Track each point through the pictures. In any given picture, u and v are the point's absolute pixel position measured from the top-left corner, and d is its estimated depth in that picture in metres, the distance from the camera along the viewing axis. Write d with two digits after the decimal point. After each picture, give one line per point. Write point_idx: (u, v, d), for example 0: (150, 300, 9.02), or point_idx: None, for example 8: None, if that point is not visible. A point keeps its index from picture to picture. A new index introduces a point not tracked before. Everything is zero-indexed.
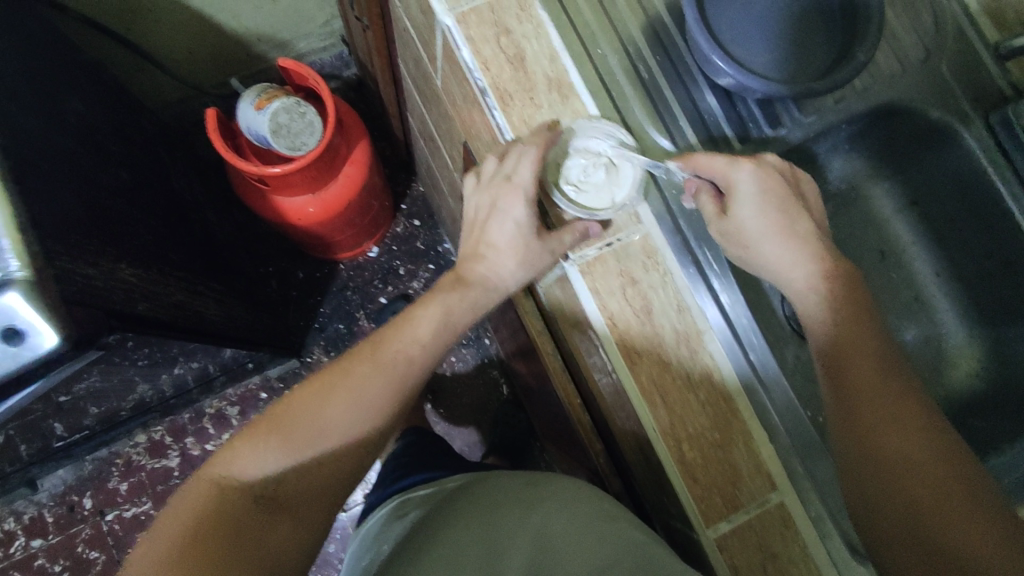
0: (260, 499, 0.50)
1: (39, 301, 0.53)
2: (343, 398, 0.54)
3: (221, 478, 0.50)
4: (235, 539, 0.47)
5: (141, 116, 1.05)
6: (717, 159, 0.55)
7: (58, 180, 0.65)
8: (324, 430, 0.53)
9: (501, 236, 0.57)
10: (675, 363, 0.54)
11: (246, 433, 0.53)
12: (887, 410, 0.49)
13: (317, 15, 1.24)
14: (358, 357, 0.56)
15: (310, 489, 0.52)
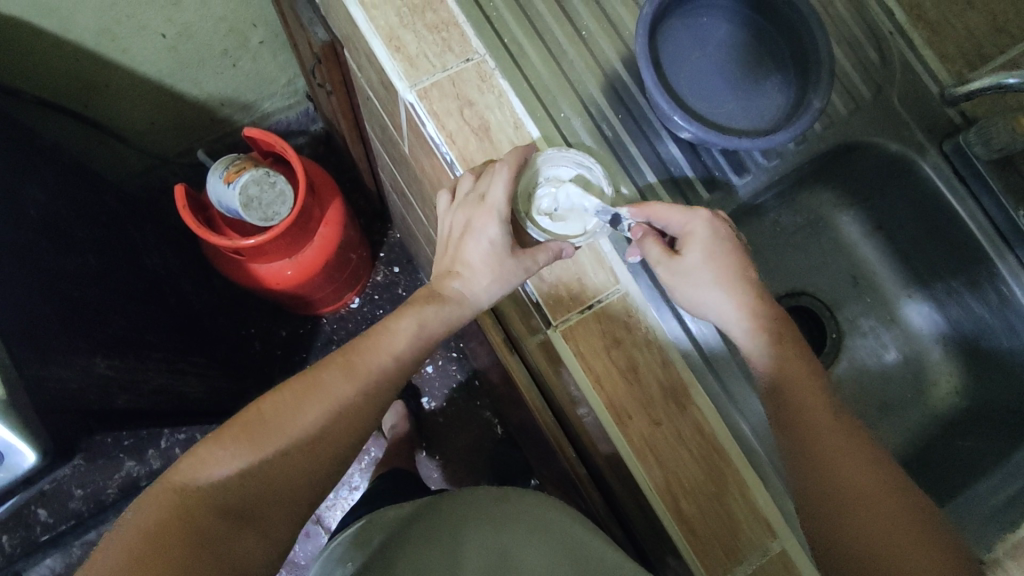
0: (222, 507, 0.49)
1: (14, 418, 0.51)
2: (314, 407, 0.54)
3: (183, 487, 0.49)
4: (198, 548, 0.46)
5: (107, 194, 1.04)
6: (673, 210, 0.56)
7: (25, 281, 0.64)
8: (295, 437, 0.53)
9: (474, 254, 0.56)
10: (666, 420, 0.54)
11: (214, 438, 0.52)
12: (834, 450, 0.51)
13: (280, 75, 1.25)
14: (331, 366, 0.56)
15: (274, 498, 0.52)
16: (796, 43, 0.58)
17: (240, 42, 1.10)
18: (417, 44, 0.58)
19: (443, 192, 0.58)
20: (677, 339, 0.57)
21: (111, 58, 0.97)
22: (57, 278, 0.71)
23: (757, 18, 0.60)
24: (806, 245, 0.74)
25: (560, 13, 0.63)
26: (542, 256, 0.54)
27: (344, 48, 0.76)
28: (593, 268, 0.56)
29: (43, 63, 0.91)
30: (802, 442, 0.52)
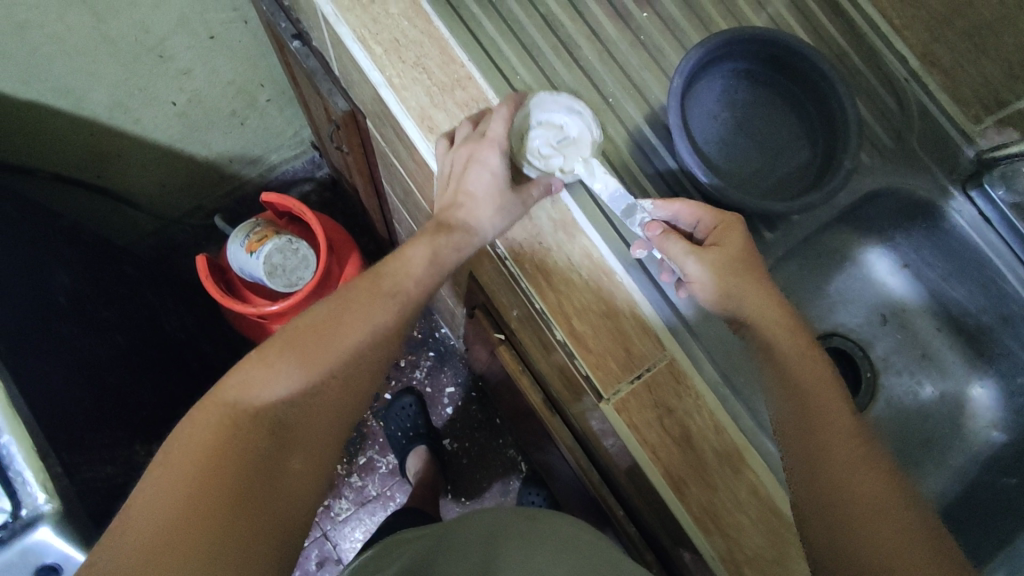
0: (272, 424, 0.50)
1: (70, 529, 0.51)
2: (351, 332, 0.54)
3: (232, 405, 0.49)
4: (256, 473, 0.47)
5: (123, 263, 1.04)
6: (698, 208, 0.58)
7: (61, 377, 0.64)
8: (335, 354, 0.53)
9: (472, 181, 0.55)
10: (722, 486, 0.54)
11: (257, 359, 0.52)
12: (851, 450, 0.51)
13: (287, 128, 1.25)
14: (363, 287, 0.56)
15: (316, 420, 0.53)
16: (822, 102, 0.59)
17: (248, 101, 1.10)
18: (450, 123, 0.59)
19: (439, 140, 0.57)
20: (694, 357, 0.58)
21: (122, 129, 0.97)
22: (86, 364, 0.71)
23: (783, 78, 0.61)
24: (840, 283, 0.73)
25: (585, 79, 0.64)
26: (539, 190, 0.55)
27: (365, 115, 0.77)
28: (639, 336, 0.56)
29: (56, 140, 0.91)
30: (813, 442, 0.52)
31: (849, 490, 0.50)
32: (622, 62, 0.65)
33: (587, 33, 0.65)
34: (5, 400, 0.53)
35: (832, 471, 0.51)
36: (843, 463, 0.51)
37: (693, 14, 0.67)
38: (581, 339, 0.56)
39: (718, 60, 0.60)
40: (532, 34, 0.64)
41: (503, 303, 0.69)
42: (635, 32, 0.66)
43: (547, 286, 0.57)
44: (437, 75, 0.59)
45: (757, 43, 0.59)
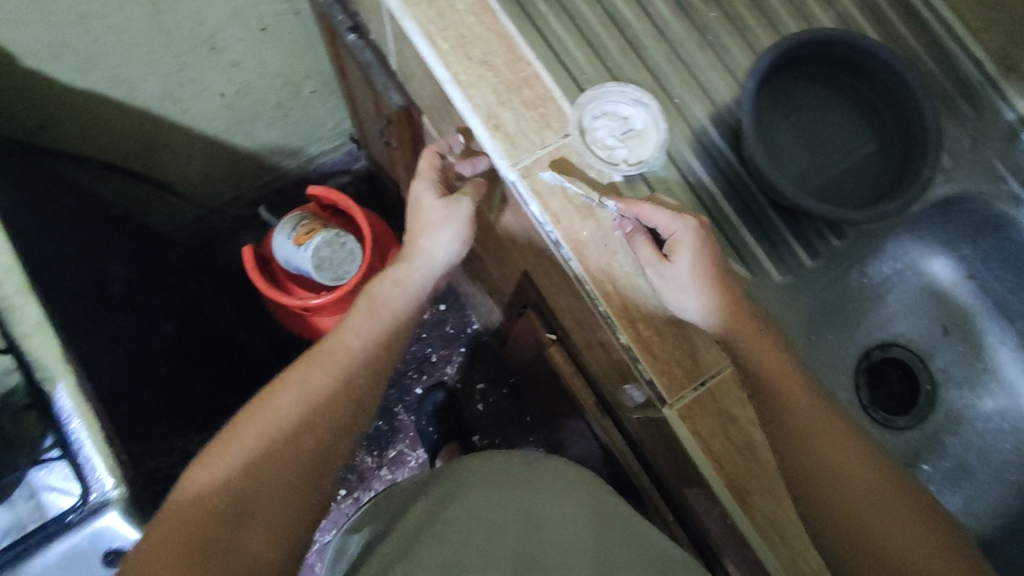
0: (225, 511, 0.49)
1: (137, 516, 0.52)
2: (292, 400, 0.56)
3: (181, 503, 0.49)
4: (205, 551, 0.46)
5: (169, 252, 1.05)
6: (661, 211, 0.55)
7: (121, 365, 0.64)
8: (281, 424, 0.54)
9: (419, 206, 0.65)
10: (788, 498, 0.54)
11: (199, 457, 0.53)
12: (815, 422, 0.53)
13: (328, 120, 1.25)
14: (294, 367, 0.59)
15: (271, 494, 0.52)
16: (898, 108, 0.58)
17: (292, 94, 1.10)
18: (516, 122, 0.58)
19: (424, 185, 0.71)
20: None
21: (171, 119, 0.98)
22: (140, 353, 0.71)
23: (856, 81, 0.61)
24: (901, 293, 0.72)
25: (651, 80, 0.63)
26: (465, 205, 0.63)
27: (420, 111, 0.76)
28: (705, 343, 0.56)
29: (107, 129, 0.92)
30: (776, 419, 0.53)
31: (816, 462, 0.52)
32: (689, 63, 0.64)
33: (654, 34, 0.64)
34: (74, 385, 0.54)
35: (799, 447, 0.52)
36: (808, 437, 0.52)
37: (762, 15, 0.66)
38: (646, 345, 0.55)
39: (791, 62, 0.60)
40: (599, 33, 0.63)
41: (558, 305, 0.68)
42: (703, 33, 0.65)
43: (613, 290, 0.56)
44: (504, 74, 0.59)
45: (833, 46, 0.58)
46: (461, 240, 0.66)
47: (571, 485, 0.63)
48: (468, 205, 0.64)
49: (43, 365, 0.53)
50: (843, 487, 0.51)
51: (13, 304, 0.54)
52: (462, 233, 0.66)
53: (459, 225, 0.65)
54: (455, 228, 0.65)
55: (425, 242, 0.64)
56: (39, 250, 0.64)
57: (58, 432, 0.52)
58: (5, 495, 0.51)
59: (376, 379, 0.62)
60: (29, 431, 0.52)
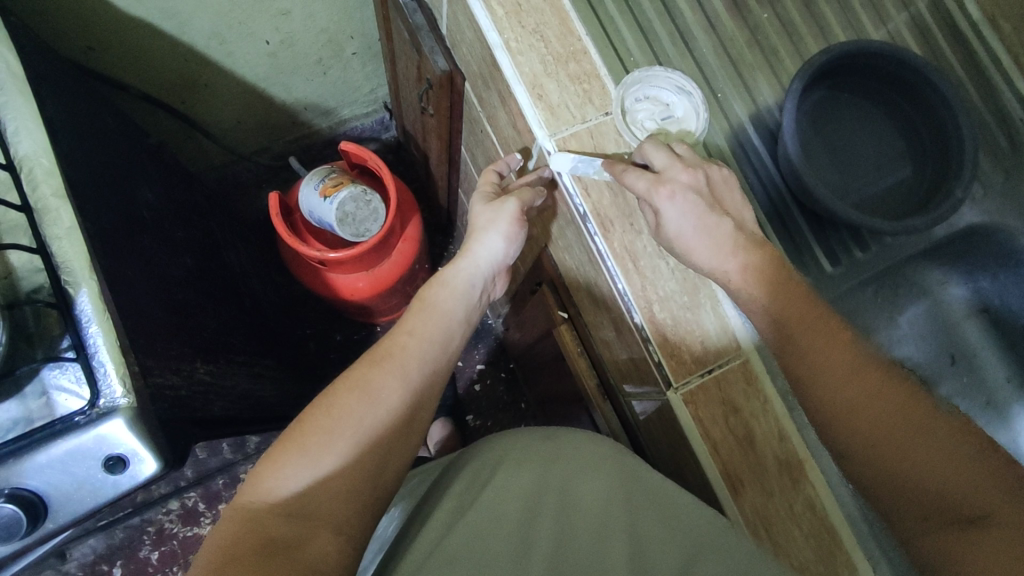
0: (289, 514, 0.48)
1: (142, 427, 0.53)
2: (350, 400, 0.53)
3: (248, 505, 0.48)
4: (271, 555, 0.45)
5: (195, 191, 1.05)
6: (639, 179, 0.52)
7: (141, 285, 0.65)
8: (340, 424, 0.52)
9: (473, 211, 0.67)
10: (778, 494, 0.54)
11: (264, 457, 0.51)
12: (838, 366, 0.50)
13: (364, 84, 1.26)
14: (356, 366, 0.56)
15: (336, 494, 0.50)
16: (938, 127, 0.59)
17: (335, 52, 1.11)
18: (560, 93, 0.58)
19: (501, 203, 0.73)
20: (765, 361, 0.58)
21: (216, 61, 0.98)
22: (161, 279, 0.72)
23: (895, 96, 0.61)
24: (914, 315, 0.71)
25: (696, 73, 0.64)
26: (510, 204, 0.63)
27: (463, 78, 0.77)
28: (717, 333, 0.56)
29: (153, 62, 0.93)
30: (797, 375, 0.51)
31: (838, 408, 0.49)
32: (736, 60, 0.65)
33: (705, 28, 0.65)
34: (96, 293, 0.54)
35: (820, 396, 0.50)
36: (826, 385, 0.50)
37: (814, 23, 0.67)
38: (660, 327, 0.56)
39: (836, 69, 0.60)
40: (652, 20, 0.64)
41: (575, 282, 0.69)
42: (753, 33, 0.66)
43: (633, 269, 0.56)
44: (554, 46, 0.59)
45: (880, 58, 0.58)
46: (510, 242, 0.66)
47: (597, 458, 0.58)
48: (513, 204, 0.63)
49: (69, 269, 0.54)
50: (872, 430, 0.48)
51: (49, 206, 0.55)
52: (511, 234, 0.65)
53: (506, 226, 0.64)
54: (499, 229, 0.64)
55: (474, 244, 0.65)
56: (79, 164, 0.64)
57: (75, 334, 0.53)
58: (18, 387, 0.53)
59: (436, 374, 0.59)
60: (48, 330, 0.54)
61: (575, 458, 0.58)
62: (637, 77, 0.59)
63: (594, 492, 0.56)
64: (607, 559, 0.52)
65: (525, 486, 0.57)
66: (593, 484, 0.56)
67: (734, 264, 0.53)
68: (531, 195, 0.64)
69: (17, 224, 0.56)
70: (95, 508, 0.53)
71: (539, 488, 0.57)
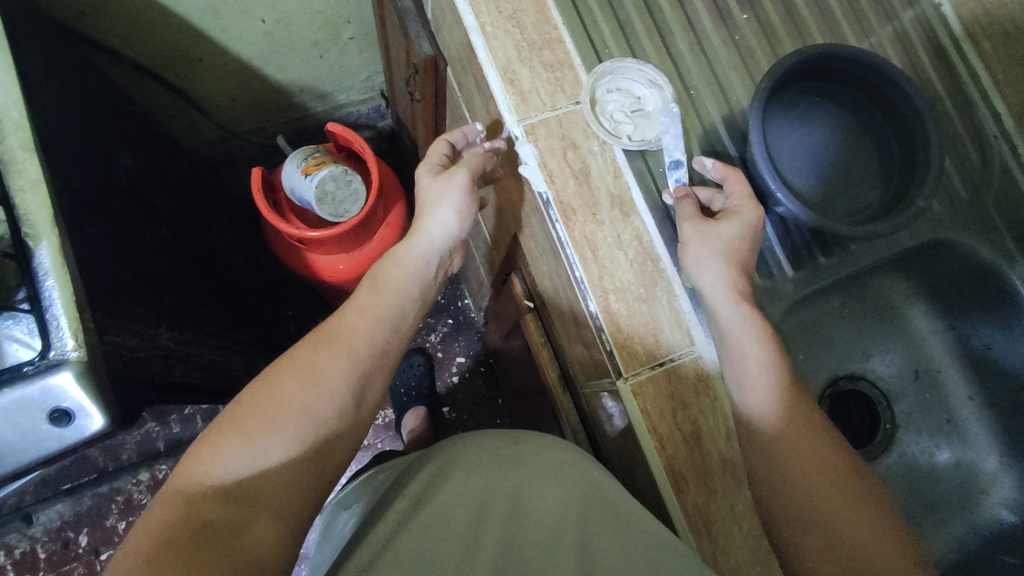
0: (229, 498, 0.47)
1: (90, 381, 0.53)
2: (293, 382, 0.52)
3: (186, 487, 0.47)
4: (205, 540, 0.44)
5: (181, 163, 1.06)
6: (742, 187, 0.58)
7: (107, 247, 0.65)
8: (281, 407, 0.51)
9: (419, 182, 0.65)
10: (721, 493, 0.54)
11: (203, 440, 0.50)
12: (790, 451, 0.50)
13: (361, 70, 1.26)
14: (302, 350, 0.55)
15: (280, 476, 0.50)
16: (906, 136, 0.59)
17: (331, 35, 1.11)
18: (531, 80, 0.58)
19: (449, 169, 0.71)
20: None
21: (211, 36, 0.99)
22: (131, 244, 0.72)
23: (868, 104, 0.61)
24: (879, 329, 0.71)
25: (672, 69, 0.64)
26: (461, 175, 0.63)
27: (446, 63, 0.77)
28: (671, 327, 0.57)
29: (147, 31, 0.93)
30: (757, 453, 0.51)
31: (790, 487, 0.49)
32: (713, 59, 0.65)
33: (684, 26, 0.65)
34: (57, 248, 0.55)
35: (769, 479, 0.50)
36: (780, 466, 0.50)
37: (793, 28, 0.67)
38: (614, 317, 0.56)
39: (808, 71, 0.60)
40: (631, 14, 0.64)
41: (538, 270, 0.69)
42: (732, 33, 0.66)
43: (592, 259, 0.56)
44: (530, 33, 0.60)
45: (852, 65, 0.58)
46: (463, 217, 0.65)
47: (558, 464, 0.58)
48: (464, 175, 0.63)
49: (31, 222, 0.54)
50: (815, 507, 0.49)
51: (15, 157, 0.55)
52: (463, 208, 0.64)
53: (456, 198, 0.64)
54: (449, 202, 0.63)
55: (425, 221, 0.64)
56: (54, 122, 0.65)
57: (32, 286, 0.53)
58: None
59: (386, 356, 0.59)
60: (4, 280, 0.54)
61: (541, 462, 0.59)
62: (611, 66, 0.60)
63: (555, 494, 0.56)
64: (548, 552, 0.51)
65: (486, 483, 0.57)
66: (550, 490, 0.56)
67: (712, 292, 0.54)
68: (479, 162, 0.64)
69: None
70: (38, 460, 0.53)
71: (498, 489, 0.57)
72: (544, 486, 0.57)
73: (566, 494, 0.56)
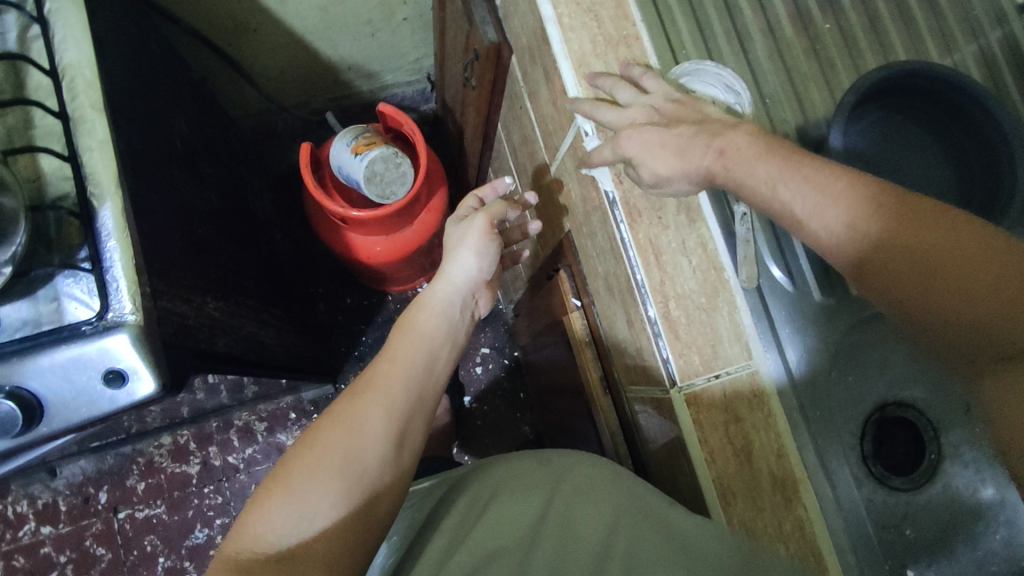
0: (279, 560, 0.46)
1: (145, 346, 0.53)
2: (333, 433, 0.51)
3: (238, 553, 0.47)
4: None
5: (229, 132, 1.06)
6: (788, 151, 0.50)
7: (163, 212, 0.65)
8: (322, 462, 0.49)
9: (447, 233, 0.68)
10: (769, 511, 0.54)
11: (251, 504, 0.49)
12: (921, 229, 0.45)
13: (411, 52, 1.25)
14: (339, 403, 0.53)
15: (331, 532, 0.48)
16: (989, 162, 0.57)
17: (386, 15, 1.10)
18: (606, 75, 0.57)
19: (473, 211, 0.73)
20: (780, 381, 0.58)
21: (269, 7, 0.98)
22: (184, 210, 0.72)
23: (952, 127, 0.59)
24: None
25: (748, 74, 0.62)
26: (479, 220, 0.65)
27: (510, 52, 0.76)
28: (730, 338, 0.55)
29: None
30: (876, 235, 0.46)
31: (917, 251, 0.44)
32: (790, 68, 0.63)
33: (763, 33, 0.64)
34: (119, 209, 0.55)
35: (902, 241, 0.45)
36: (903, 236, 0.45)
37: (875, 42, 0.65)
38: (673, 324, 0.55)
39: (891, 90, 0.58)
40: (710, 16, 0.63)
41: (592, 269, 0.68)
42: (811, 43, 0.64)
43: (655, 262, 0.56)
44: (607, 27, 0.58)
45: (940, 85, 0.57)
46: (483, 257, 0.65)
47: (597, 479, 0.57)
48: (481, 220, 0.65)
49: (96, 182, 0.54)
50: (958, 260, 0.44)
51: (85, 116, 0.56)
52: (482, 250, 0.65)
53: (475, 242, 0.65)
54: (471, 246, 0.65)
55: (447, 265, 0.65)
56: (120, 82, 0.65)
57: (93, 246, 0.53)
58: (31, 289, 0.53)
59: (423, 400, 0.56)
60: (67, 239, 0.54)
61: (574, 480, 0.57)
62: (689, 67, 0.57)
63: (599, 510, 0.55)
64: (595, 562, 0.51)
65: (525, 512, 0.57)
66: (593, 505, 0.55)
67: (829, 207, 0.46)
68: (500, 210, 0.67)
69: (53, 130, 0.56)
70: (88, 421, 0.53)
71: (538, 516, 0.56)
72: (589, 501, 0.55)
73: (608, 509, 0.54)
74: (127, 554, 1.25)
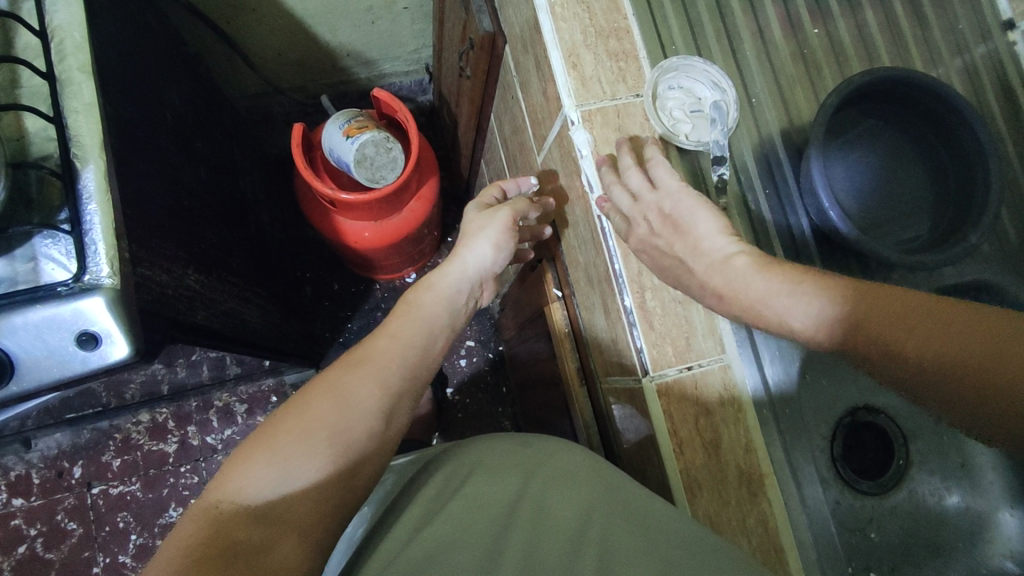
0: (259, 516, 0.45)
1: (121, 310, 0.53)
2: (326, 403, 0.50)
3: (217, 503, 0.46)
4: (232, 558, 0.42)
5: (222, 111, 1.06)
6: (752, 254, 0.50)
7: (148, 181, 0.65)
8: (312, 427, 0.49)
9: (467, 217, 0.69)
10: (734, 505, 0.54)
11: (233, 457, 0.48)
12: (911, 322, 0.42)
13: (410, 42, 1.25)
14: (333, 373, 0.53)
15: (308, 497, 0.48)
16: (965, 170, 0.58)
17: (386, 3, 1.10)
18: (595, 66, 0.58)
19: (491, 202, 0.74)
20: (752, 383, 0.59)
21: None
22: (170, 182, 0.72)
23: (932, 133, 0.60)
24: None
25: (736, 74, 0.63)
26: (504, 213, 0.66)
27: (504, 42, 0.76)
28: (704, 331, 0.56)
29: None
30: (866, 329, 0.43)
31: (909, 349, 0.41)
32: (777, 70, 0.64)
33: (753, 35, 0.65)
34: (102, 173, 0.55)
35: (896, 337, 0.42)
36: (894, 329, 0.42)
37: (863, 49, 0.66)
38: (648, 315, 0.55)
39: (875, 94, 0.59)
40: (701, 17, 0.64)
41: (574, 260, 0.69)
42: (800, 47, 0.65)
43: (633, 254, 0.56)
44: (599, 19, 0.59)
45: (921, 92, 0.57)
46: (500, 250, 0.66)
47: (571, 468, 0.57)
48: (507, 214, 0.66)
49: (80, 144, 0.54)
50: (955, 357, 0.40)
51: (73, 79, 0.56)
52: (501, 243, 0.65)
53: (497, 233, 0.65)
54: (492, 236, 0.65)
55: (463, 249, 0.65)
56: (111, 49, 0.65)
57: (74, 209, 0.53)
58: (8, 248, 0.52)
59: (414, 381, 0.56)
60: (49, 200, 0.54)
61: (553, 465, 0.58)
62: (681, 61, 0.58)
63: (572, 498, 0.55)
64: (561, 548, 0.51)
65: (500, 491, 0.57)
66: (567, 492, 0.55)
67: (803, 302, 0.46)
68: (525, 207, 0.67)
69: (39, 90, 0.56)
70: (60, 381, 0.53)
71: (515, 494, 0.56)
72: (560, 488, 0.56)
73: (578, 498, 0.55)
74: (98, 530, 1.24)
